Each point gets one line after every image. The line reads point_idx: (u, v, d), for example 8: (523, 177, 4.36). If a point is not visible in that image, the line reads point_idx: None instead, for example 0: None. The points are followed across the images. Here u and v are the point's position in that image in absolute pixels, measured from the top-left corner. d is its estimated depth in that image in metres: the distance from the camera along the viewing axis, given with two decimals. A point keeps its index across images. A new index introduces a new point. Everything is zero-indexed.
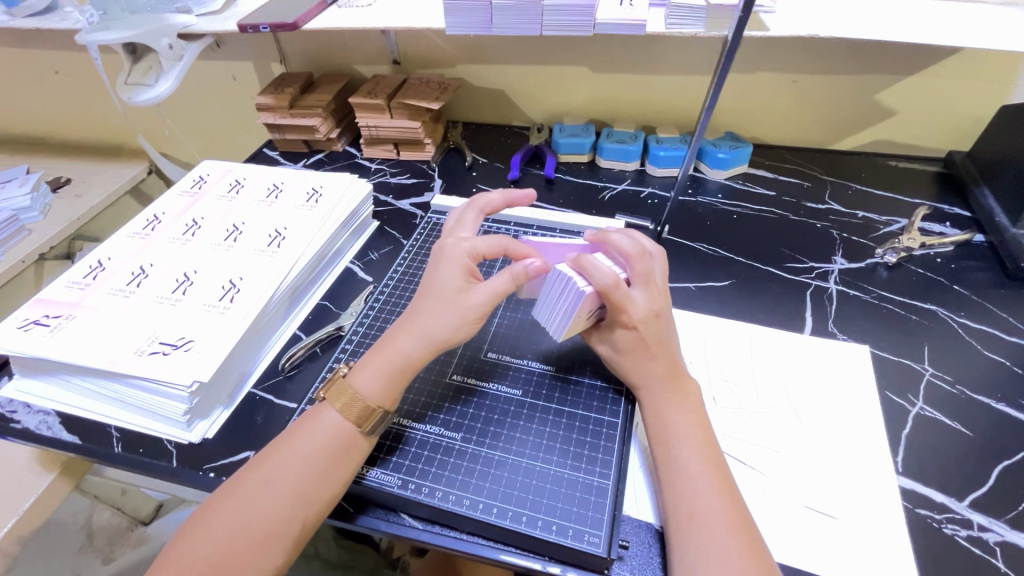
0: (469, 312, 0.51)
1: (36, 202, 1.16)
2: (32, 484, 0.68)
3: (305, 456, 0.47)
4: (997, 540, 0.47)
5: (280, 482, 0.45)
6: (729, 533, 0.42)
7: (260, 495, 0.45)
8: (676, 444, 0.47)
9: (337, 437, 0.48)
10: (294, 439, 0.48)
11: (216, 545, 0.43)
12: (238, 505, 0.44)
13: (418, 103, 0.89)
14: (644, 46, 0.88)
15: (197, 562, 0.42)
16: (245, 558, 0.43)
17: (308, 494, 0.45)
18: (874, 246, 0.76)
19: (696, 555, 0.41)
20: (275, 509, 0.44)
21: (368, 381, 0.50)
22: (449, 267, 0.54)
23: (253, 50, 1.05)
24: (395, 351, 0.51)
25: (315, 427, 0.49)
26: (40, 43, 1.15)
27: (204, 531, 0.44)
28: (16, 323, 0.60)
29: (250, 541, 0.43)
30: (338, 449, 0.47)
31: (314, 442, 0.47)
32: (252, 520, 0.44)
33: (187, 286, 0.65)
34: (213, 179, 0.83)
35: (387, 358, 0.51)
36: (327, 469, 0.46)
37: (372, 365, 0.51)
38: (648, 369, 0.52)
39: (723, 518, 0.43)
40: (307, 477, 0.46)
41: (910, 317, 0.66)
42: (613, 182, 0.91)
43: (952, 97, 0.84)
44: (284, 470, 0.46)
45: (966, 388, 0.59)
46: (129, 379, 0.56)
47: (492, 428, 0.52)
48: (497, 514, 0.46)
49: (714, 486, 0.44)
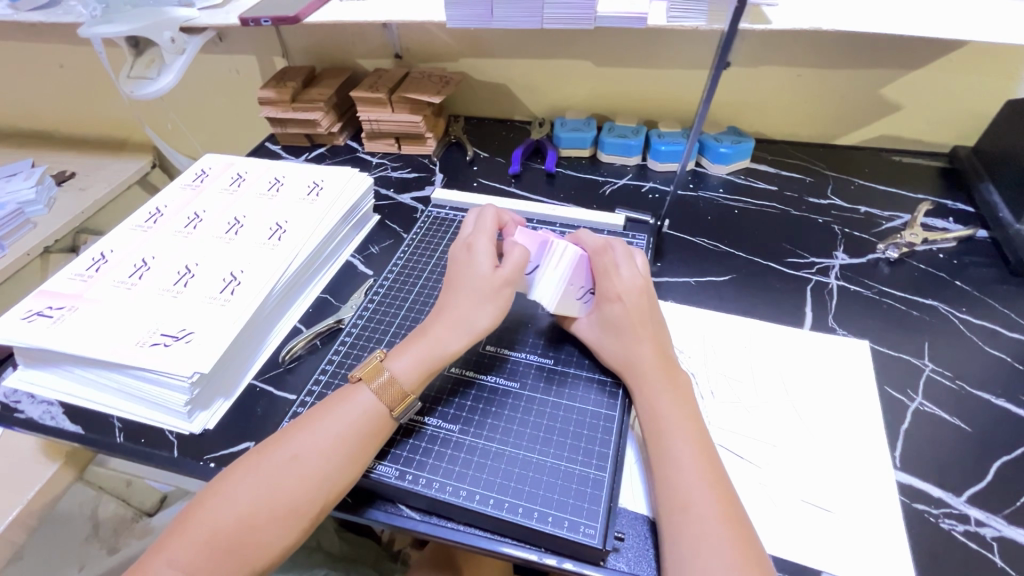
0: (509, 305, 0.55)
1: (41, 195, 1.16)
2: (35, 474, 0.69)
3: (333, 437, 0.47)
4: (994, 535, 0.47)
5: (308, 460, 0.46)
6: (721, 524, 0.42)
7: (287, 471, 0.45)
8: (670, 434, 0.47)
9: (367, 421, 0.48)
10: (324, 419, 0.48)
11: (235, 517, 0.43)
12: (261, 480, 0.45)
13: (418, 97, 0.89)
14: (646, 40, 0.88)
15: (215, 536, 0.42)
16: (260, 536, 0.43)
17: (333, 477, 0.46)
18: (875, 242, 0.76)
19: (686, 546, 0.41)
20: (300, 488, 0.45)
21: (404, 366, 0.51)
22: (482, 258, 0.55)
23: (256, 44, 1.05)
24: (436, 342, 0.52)
25: (349, 406, 0.49)
26: (45, 37, 1.15)
27: (222, 504, 0.44)
28: (20, 314, 0.61)
29: (270, 517, 0.43)
30: (369, 434, 0.48)
31: (346, 423, 0.48)
32: (275, 495, 0.44)
33: (189, 279, 0.65)
34: (215, 172, 0.83)
35: (429, 349, 0.52)
36: (353, 453, 0.47)
37: (413, 352, 0.52)
38: (638, 352, 0.52)
39: (714, 508, 0.43)
40: (334, 460, 0.46)
41: (911, 313, 0.66)
42: (614, 176, 0.90)
43: (958, 91, 0.83)
44: (310, 451, 0.46)
45: (966, 383, 0.58)
46: (131, 369, 0.56)
47: (490, 420, 0.53)
48: (494, 506, 0.46)
49: (706, 477, 0.44)
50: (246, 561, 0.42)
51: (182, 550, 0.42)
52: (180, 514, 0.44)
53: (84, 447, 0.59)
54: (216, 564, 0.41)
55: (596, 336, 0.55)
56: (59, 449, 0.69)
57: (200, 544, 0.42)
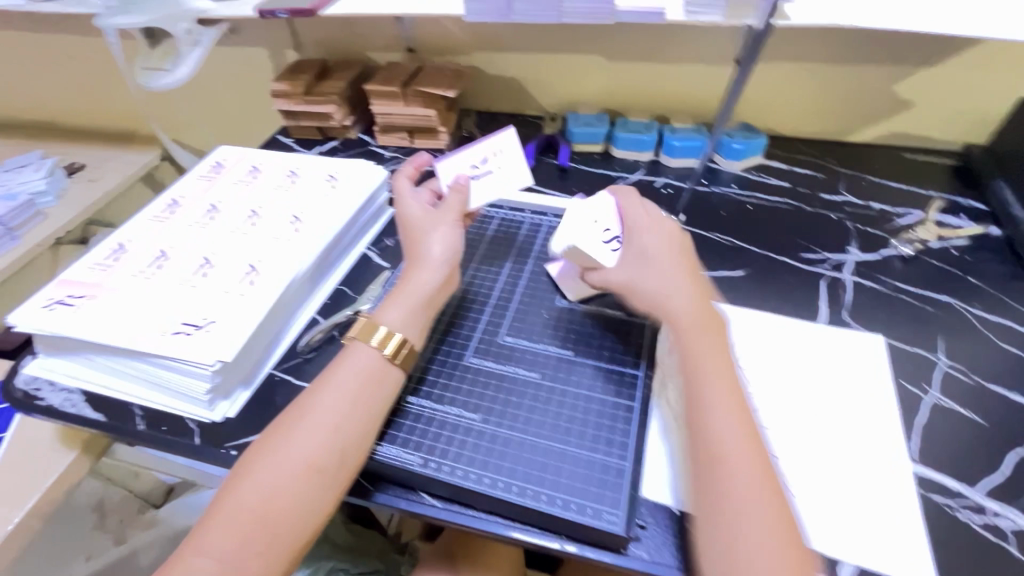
0: (456, 222, 0.63)
1: (51, 186, 1.16)
2: (52, 463, 0.69)
3: (344, 401, 0.49)
4: (1010, 526, 0.47)
5: (318, 418, 0.48)
6: (755, 472, 0.44)
7: (300, 429, 0.47)
8: (706, 384, 0.48)
9: (373, 378, 0.51)
10: (325, 382, 0.51)
11: (263, 488, 0.45)
12: (279, 445, 0.47)
13: (433, 91, 0.89)
14: (660, 35, 0.88)
15: (246, 504, 0.44)
16: (296, 509, 0.44)
17: (344, 427, 0.48)
18: (888, 238, 0.76)
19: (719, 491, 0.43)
20: (315, 442, 0.47)
21: (394, 315, 0.55)
22: (413, 204, 0.64)
23: (269, 36, 1.05)
24: (412, 285, 0.57)
25: (346, 364, 0.52)
26: (56, 28, 1.15)
27: (247, 479, 0.45)
28: (41, 303, 0.61)
29: (292, 477, 0.45)
30: (368, 380, 0.51)
31: (348, 378, 0.51)
32: (292, 455, 0.46)
33: (208, 268, 0.65)
34: (230, 163, 0.83)
35: (408, 294, 0.57)
36: (358, 403, 0.49)
37: (395, 301, 0.56)
38: (675, 297, 0.53)
39: (747, 455, 0.44)
40: (341, 412, 0.48)
41: (924, 308, 0.67)
42: (627, 171, 0.91)
43: (971, 89, 0.83)
44: (318, 410, 0.48)
45: (980, 377, 0.59)
46: (153, 358, 0.57)
47: (511, 410, 0.53)
48: (518, 494, 0.47)
49: (740, 427, 0.46)
50: (281, 524, 0.44)
51: (219, 525, 0.43)
52: (209, 505, 0.45)
53: (105, 435, 0.59)
54: (261, 539, 0.43)
55: (620, 271, 0.57)
56: (76, 437, 0.70)
57: (237, 524, 0.43)
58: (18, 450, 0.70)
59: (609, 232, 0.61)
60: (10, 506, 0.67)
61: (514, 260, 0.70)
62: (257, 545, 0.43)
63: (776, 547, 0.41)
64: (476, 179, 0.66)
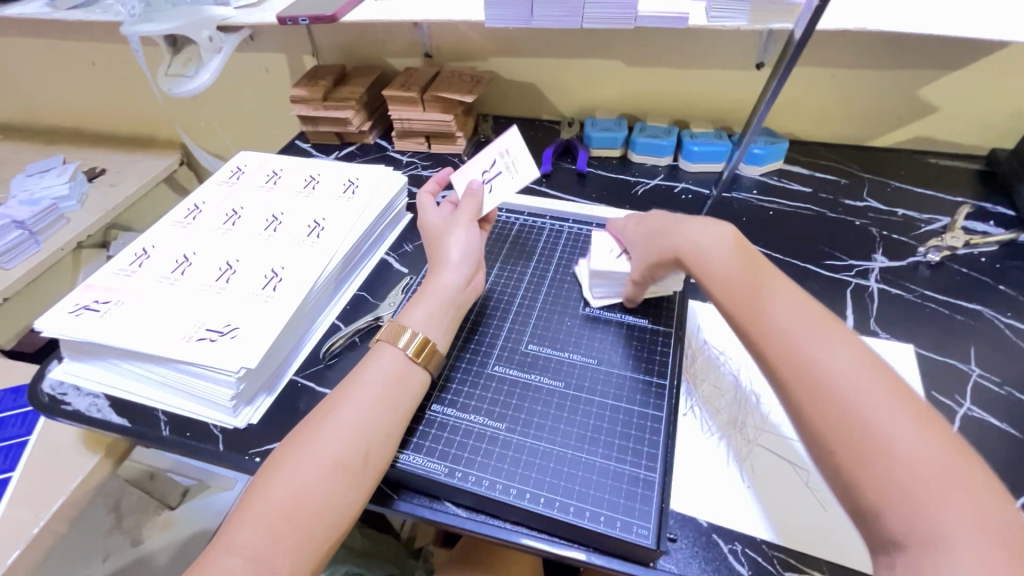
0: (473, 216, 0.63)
1: (74, 191, 1.18)
2: (75, 466, 0.70)
3: (373, 402, 0.49)
4: None
5: (343, 421, 0.48)
6: (884, 397, 0.39)
7: (325, 431, 0.47)
8: (788, 328, 0.45)
9: (406, 379, 0.52)
10: (350, 385, 0.51)
11: (289, 490, 0.44)
12: (305, 445, 0.46)
13: (451, 96, 0.90)
14: (680, 39, 0.87)
15: (272, 506, 0.43)
16: (322, 510, 0.44)
17: (369, 430, 0.48)
18: (915, 244, 0.75)
19: (846, 431, 0.39)
20: (341, 444, 0.46)
21: (420, 318, 0.55)
22: (434, 210, 0.65)
23: (287, 43, 1.06)
24: (436, 287, 0.58)
25: (369, 368, 0.52)
26: (80, 36, 1.17)
27: (272, 481, 0.45)
28: (68, 308, 0.62)
29: (318, 479, 0.45)
30: (393, 384, 0.51)
31: (373, 383, 0.50)
32: (318, 456, 0.46)
33: (230, 274, 0.66)
34: (251, 169, 0.84)
35: (432, 295, 0.57)
36: (383, 407, 0.49)
37: (419, 303, 0.56)
38: (710, 248, 0.53)
39: (864, 383, 0.40)
40: (367, 415, 0.48)
41: (954, 317, 0.65)
42: (646, 177, 0.90)
43: (998, 93, 0.82)
44: (344, 412, 0.48)
45: (1014, 389, 0.58)
46: (178, 364, 0.57)
47: (535, 418, 0.53)
48: (545, 504, 0.46)
49: (842, 358, 0.42)
50: (307, 526, 0.43)
51: (244, 528, 0.43)
52: (234, 506, 0.45)
53: (129, 440, 0.60)
54: (287, 541, 0.42)
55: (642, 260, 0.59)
56: (99, 441, 0.70)
57: (266, 523, 0.43)
58: (43, 454, 0.71)
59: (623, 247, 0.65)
60: (34, 509, 0.67)
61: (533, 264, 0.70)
62: (284, 545, 0.42)
63: (942, 468, 0.36)
64: (488, 183, 0.65)
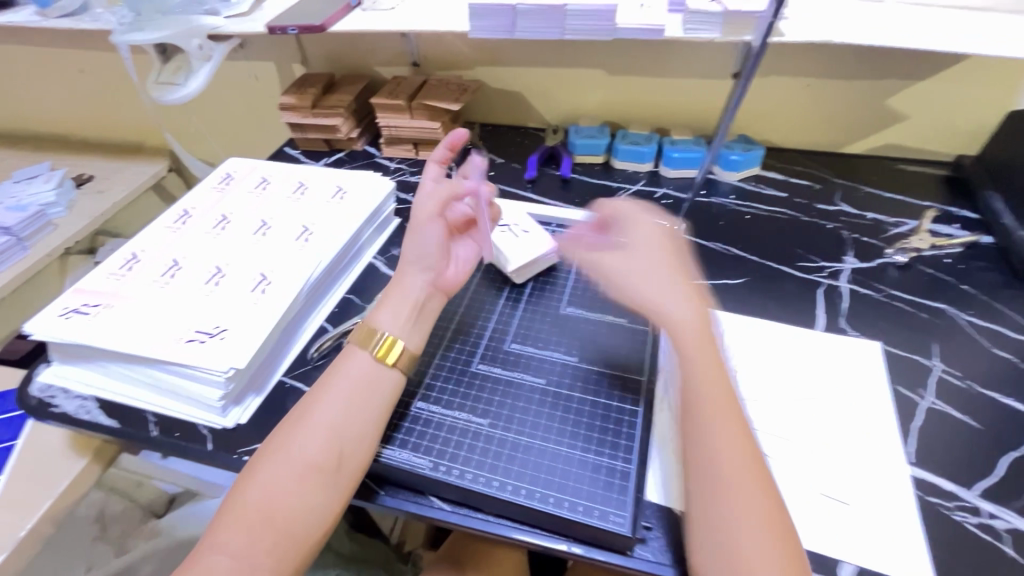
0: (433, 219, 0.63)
1: (61, 197, 1.18)
2: (60, 470, 0.70)
3: (350, 406, 0.50)
4: (1005, 526, 0.49)
5: (320, 422, 0.49)
6: (743, 463, 0.46)
7: (304, 433, 0.49)
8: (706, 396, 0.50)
9: (383, 379, 0.53)
10: (327, 385, 0.52)
11: (270, 491, 0.46)
12: (285, 446, 0.48)
13: (438, 104, 0.92)
14: (659, 50, 0.91)
15: (255, 506, 0.45)
16: (300, 509, 0.46)
17: (345, 431, 0.49)
18: (883, 246, 0.78)
19: (716, 496, 0.45)
20: (319, 446, 0.48)
21: (386, 319, 0.57)
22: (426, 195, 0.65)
23: (277, 52, 1.08)
24: (401, 287, 0.59)
25: (345, 368, 0.53)
26: (70, 43, 1.18)
27: (256, 481, 0.47)
28: (57, 311, 0.63)
29: (297, 480, 0.46)
30: (366, 385, 0.52)
31: (350, 383, 0.52)
32: (296, 457, 0.47)
33: (219, 278, 0.67)
34: (240, 175, 0.85)
35: (397, 297, 0.59)
36: (358, 407, 0.51)
37: (389, 306, 0.58)
38: (680, 313, 0.54)
39: (739, 458, 0.46)
40: (343, 416, 0.50)
41: (920, 315, 0.68)
42: (628, 182, 0.93)
43: (960, 103, 0.86)
44: (322, 413, 0.50)
45: (975, 382, 0.61)
46: (168, 365, 0.58)
47: (517, 414, 0.54)
48: (526, 496, 0.48)
49: (733, 432, 0.48)
50: (289, 524, 0.45)
51: (233, 529, 0.45)
52: (221, 506, 0.47)
53: (118, 441, 0.60)
54: (270, 538, 0.44)
55: (629, 272, 0.59)
56: (87, 444, 0.71)
57: (246, 520, 0.45)
58: (30, 457, 0.71)
59: (512, 225, 0.72)
60: (21, 513, 0.67)
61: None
62: (263, 543, 0.44)
63: (769, 532, 0.43)
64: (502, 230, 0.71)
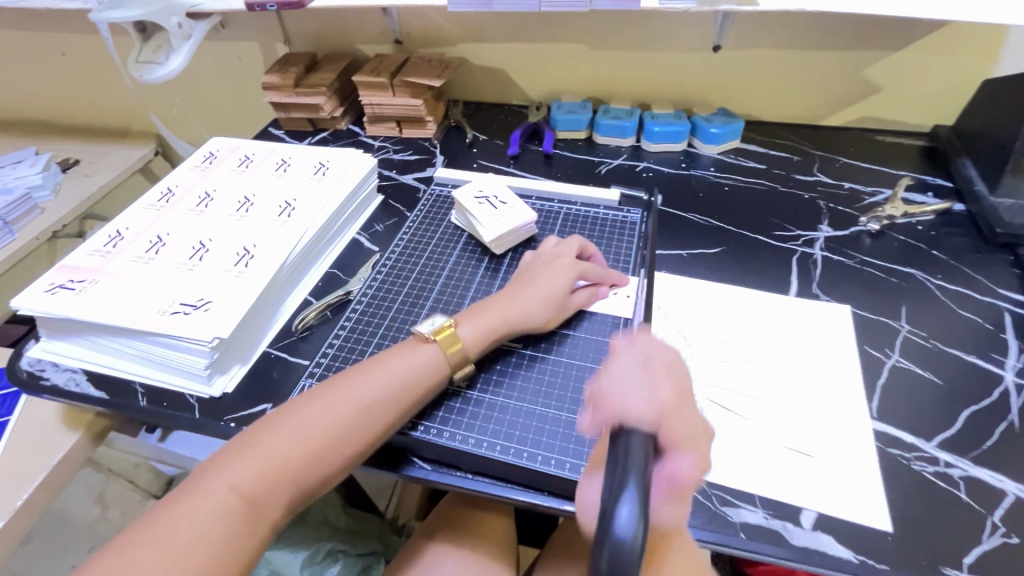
0: (558, 307, 0.60)
1: (47, 181, 1.18)
2: (54, 444, 0.71)
3: (387, 387, 0.51)
4: (961, 474, 0.51)
5: (364, 404, 0.50)
6: None
7: (343, 407, 0.49)
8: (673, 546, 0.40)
9: (430, 377, 0.53)
10: (380, 367, 0.52)
11: (287, 449, 0.46)
12: (320, 413, 0.49)
13: (419, 81, 0.92)
14: (638, 24, 0.91)
15: (268, 460, 0.46)
16: (311, 464, 0.47)
17: (381, 420, 0.50)
18: (857, 215, 0.80)
19: None
20: (355, 427, 0.49)
21: (470, 331, 0.56)
22: (559, 274, 0.61)
23: (258, 31, 1.08)
24: (504, 322, 0.58)
25: (405, 357, 0.54)
26: (51, 25, 1.18)
27: (277, 433, 0.47)
28: (43, 287, 0.64)
29: (316, 446, 0.47)
30: (421, 381, 0.53)
31: (403, 375, 0.52)
32: (327, 427, 0.48)
33: (204, 252, 0.68)
34: (223, 154, 0.86)
35: (496, 327, 0.57)
36: (402, 400, 0.51)
37: (484, 331, 0.57)
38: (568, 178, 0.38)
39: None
40: (386, 404, 0.50)
41: (890, 280, 0.70)
42: (609, 157, 0.93)
43: (935, 73, 0.87)
44: (368, 394, 0.50)
45: (940, 342, 0.62)
46: (153, 336, 0.59)
47: (495, 376, 0.57)
48: (501, 451, 0.51)
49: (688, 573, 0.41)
50: (291, 481, 0.46)
51: (240, 472, 0.45)
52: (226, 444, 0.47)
53: (107, 412, 0.62)
54: (270, 489, 0.45)
55: None
56: (80, 419, 0.72)
57: (254, 466, 0.45)
58: (22, 432, 0.73)
59: (491, 197, 0.74)
60: (16, 484, 0.69)
61: (455, 234, 0.76)
62: (270, 490, 0.45)
63: None
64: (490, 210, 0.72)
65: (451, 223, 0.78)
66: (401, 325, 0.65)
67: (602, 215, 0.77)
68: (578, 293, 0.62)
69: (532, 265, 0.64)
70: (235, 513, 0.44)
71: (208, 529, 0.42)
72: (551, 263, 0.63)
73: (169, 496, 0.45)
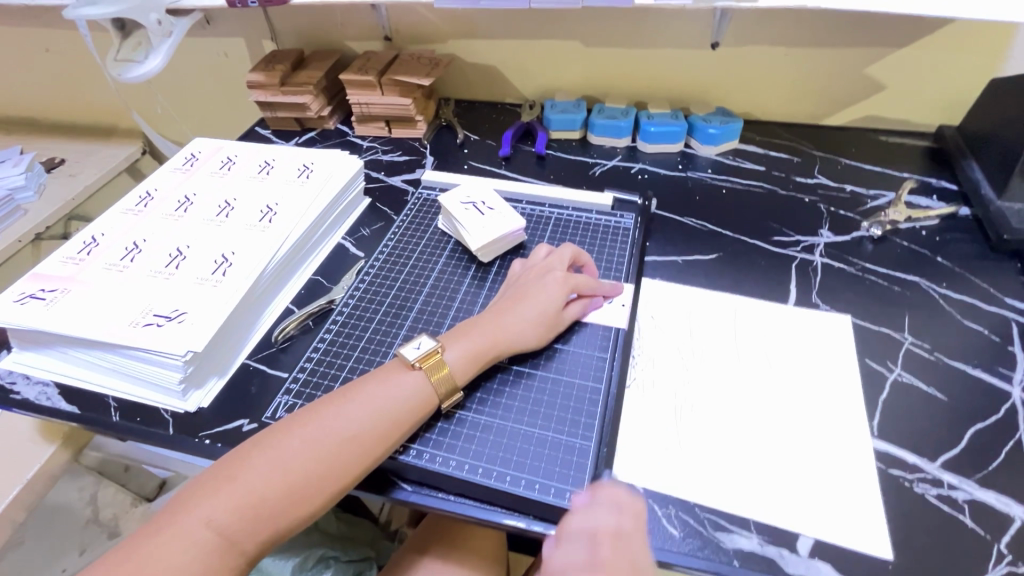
0: (552, 324, 0.58)
1: (30, 181, 1.16)
2: (29, 455, 0.69)
3: (371, 416, 0.48)
4: (965, 497, 0.49)
5: (348, 434, 0.47)
6: None
7: (326, 438, 0.47)
8: None
9: (414, 403, 0.51)
10: (364, 394, 0.50)
11: (266, 484, 0.44)
12: (302, 445, 0.46)
13: (407, 79, 0.89)
14: (633, 20, 0.88)
15: (246, 495, 0.43)
16: (292, 499, 0.45)
17: (365, 451, 0.47)
18: (860, 220, 0.77)
19: None
20: (337, 458, 0.46)
21: (458, 356, 0.54)
22: (552, 289, 0.59)
23: (243, 27, 1.05)
24: (494, 344, 0.55)
25: (391, 383, 0.51)
26: (33, 21, 1.15)
27: (255, 466, 0.45)
28: (13, 297, 0.61)
29: (298, 480, 0.45)
30: (409, 409, 0.50)
31: (389, 402, 0.50)
32: (308, 460, 0.45)
33: (180, 260, 0.66)
34: (205, 155, 0.83)
35: (486, 350, 0.55)
36: (387, 430, 0.49)
37: (474, 356, 0.54)
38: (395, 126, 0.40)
39: None
40: (370, 434, 0.48)
41: (892, 288, 0.67)
42: (604, 158, 0.91)
43: (941, 72, 0.84)
44: (351, 424, 0.48)
45: (944, 355, 0.60)
46: (125, 349, 0.57)
47: (481, 394, 0.55)
48: (483, 474, 0.49)
49: None
50: (269, 518, 0.44)
51: (217, 508, 0.43)
52: (203, 474, 0.45)
53: (79, 427, 0.60)
54: (247, 527, 0.43)
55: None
56: (56, 431, 0.70)
57: (231, 502, 0.43)
58: None
59: (479, 202, 0.72)
60: None
61: (441, 240, 0.74)
62: (250, 529, 0.43)
63: None
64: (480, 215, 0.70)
65: (437, 229, 0.75)
66: (383, 337, 0.62)
67: (594, 221, 0.74)
68: (572, 306, 0.60)
69: (523, 279, 0.61)
70: (214, 553, 0.42)
71: (184, 571, 0.41)
72: (543, 276, 0.60)
73: (142, 530, 0.43)
